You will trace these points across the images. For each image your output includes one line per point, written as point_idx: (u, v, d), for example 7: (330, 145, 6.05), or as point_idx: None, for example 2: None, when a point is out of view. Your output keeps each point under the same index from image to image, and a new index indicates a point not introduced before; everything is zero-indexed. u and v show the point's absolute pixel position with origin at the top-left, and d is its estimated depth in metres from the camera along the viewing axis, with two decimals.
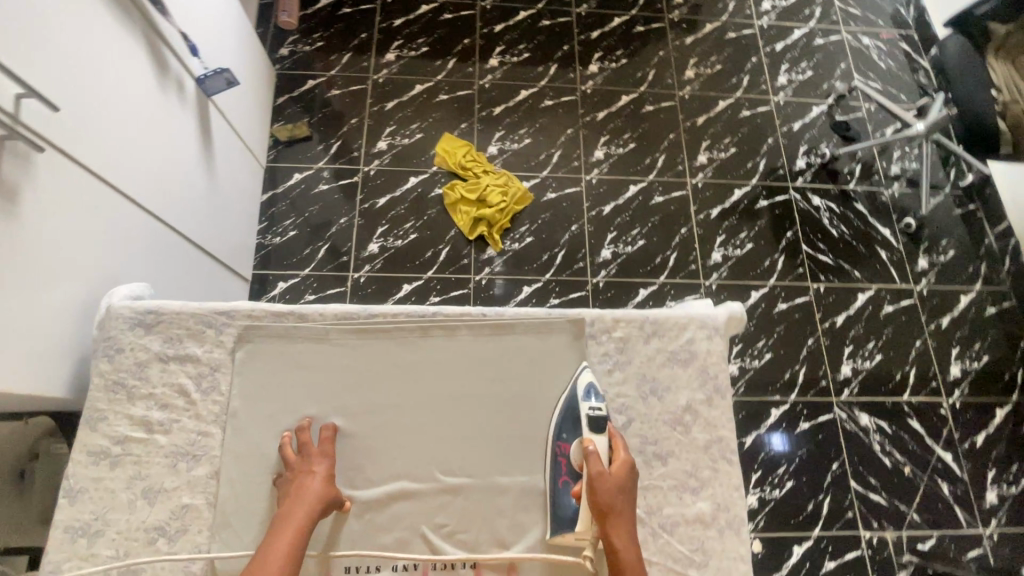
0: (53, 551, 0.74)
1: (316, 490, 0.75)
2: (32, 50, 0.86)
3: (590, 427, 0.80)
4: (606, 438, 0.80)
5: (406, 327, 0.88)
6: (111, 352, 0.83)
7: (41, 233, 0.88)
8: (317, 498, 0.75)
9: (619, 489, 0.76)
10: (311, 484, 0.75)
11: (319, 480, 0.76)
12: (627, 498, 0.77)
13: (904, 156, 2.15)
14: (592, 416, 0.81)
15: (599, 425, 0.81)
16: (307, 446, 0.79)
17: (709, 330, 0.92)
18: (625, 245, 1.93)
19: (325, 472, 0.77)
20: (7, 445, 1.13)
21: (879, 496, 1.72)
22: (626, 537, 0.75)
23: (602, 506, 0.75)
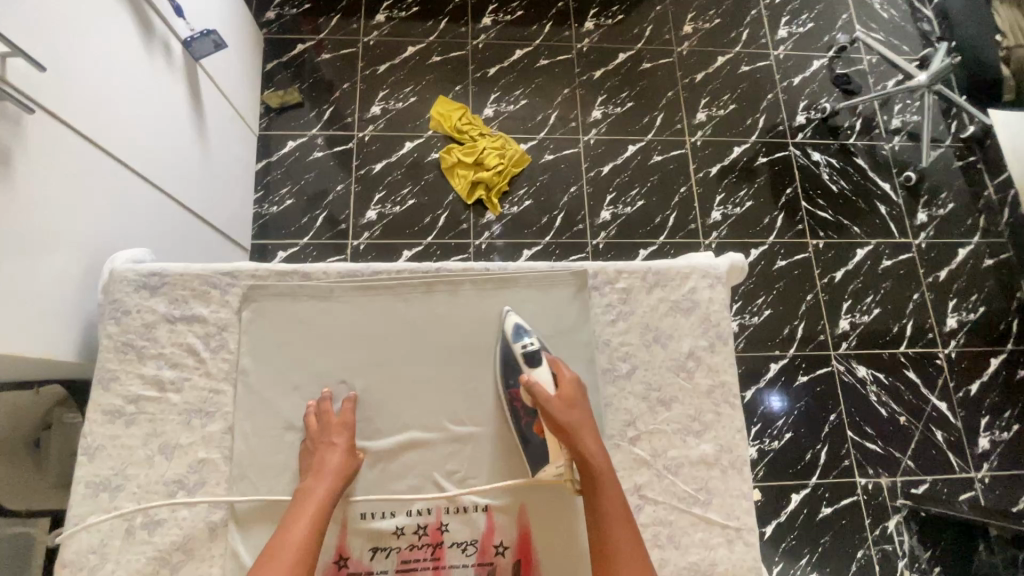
0: (76, 506, 0.76)
1: (336, 464, 0.76)
2: (13, 7, 0.83)
3: (528, 362, 0.82)
4: (545, 366, 0.82)
5: (410, 283, 0.89)
6: (118, 314, 0.84)
7: (35, 199, 0.87)
8: (338, 471, 0.76)
9: (568, 408, 0.78)
10: (332, 458, 0.77)
11: (339, 453, 0.77)
12: (582, 413, 0.79)
13: (905, 109, 2.12)
14: (528, 350, 0.82)
15: (538, 354, 0.82)
16: (326, 416, 0.80)
17: (710, 279, 0.93)
18: (625, 206, 1.92)
19: (346, 445, 0.78)
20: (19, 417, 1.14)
21: (875, 444, 1.76)
22: (592, 443, 0.76)
23: (558, 427, 0.77)
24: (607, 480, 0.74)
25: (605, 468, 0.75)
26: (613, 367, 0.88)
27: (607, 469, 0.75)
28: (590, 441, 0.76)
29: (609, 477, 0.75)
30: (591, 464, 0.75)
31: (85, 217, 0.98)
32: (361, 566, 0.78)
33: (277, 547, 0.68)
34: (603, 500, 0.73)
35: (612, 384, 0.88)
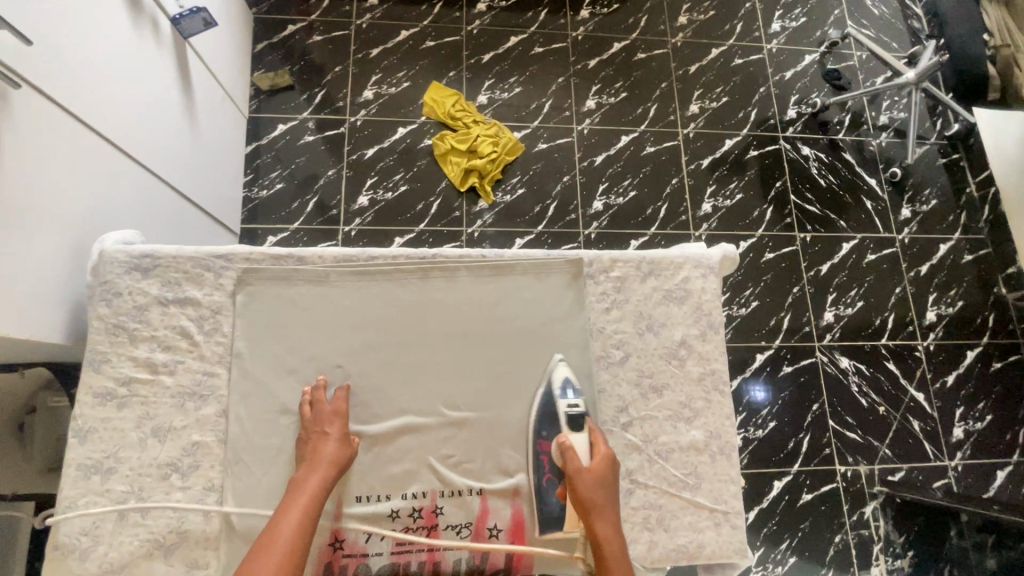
0: (66, 489, 0.75)
1: (331, 454, 0.76)
2: None
3: (568, 423, 0.81)
4: (585, 434, 0.81)
5: (406, 268, 0.89)
6: (108, 296, 0.82)
7: (20, 176, 0.84)
8: (333, 462, 0.76)
9: (599, 480, 0.77)
10: (328, 448, 0.77)
11: (333, 444, 0.77)
12: (608, 491, 0.77)
13: (893, 106, 2.16)
14: (570, 411, 0.82)
15: (580, 419, 0.82)
16: (321, 405, 0.79)
17: (703, 270, 0.95)
18: (617, 196, 1.93)
19: (338, 434, 0.78)
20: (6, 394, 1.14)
21: (855, 434, 1.81)
22: (607, 523, 0.75)
23: (582, 500, 0.76)
24: (613, 557, 0.74)
25: (615, 544, 0.74)
26: (607, 355, 0.90)
27: (616, 550, 0.74)
28: (609, 518, 0.76)
29: (617, 554, 0.74)
30: (601, 539, 0.74)
31: (73, 198, 0.96)
32: (356, 548, 0.79)
33: (272, 536, 0.68)
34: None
35: (606, 371, 0.89)
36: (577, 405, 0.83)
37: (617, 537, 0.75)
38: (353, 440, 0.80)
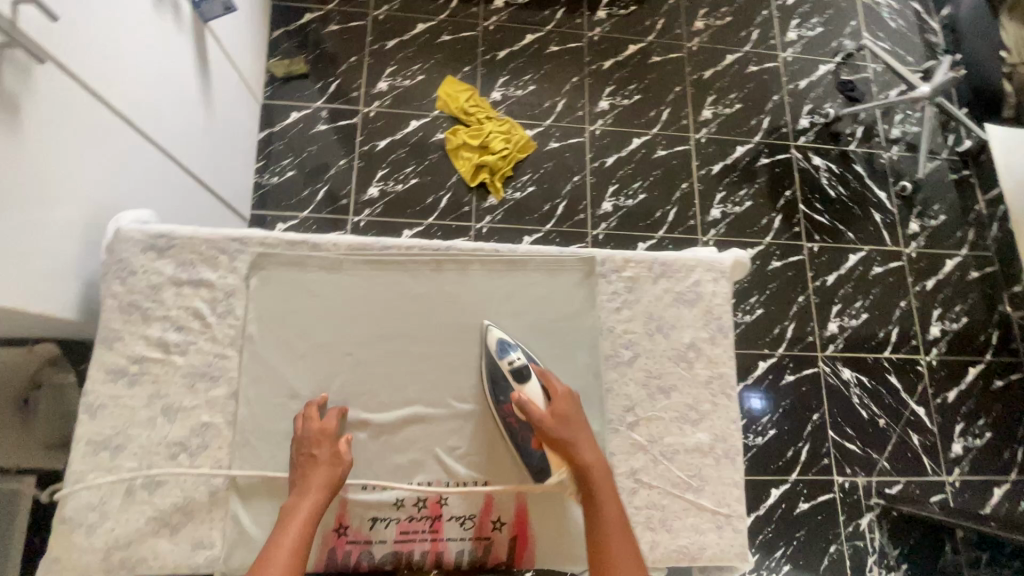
0: (75, 463, 0.76)
1: (325, 475, 0.73)
2: None
3: (514, 378, 0.81)
4: (534, 381, 0.82)
5: (420, 260, 0.89)
6: (123, 275, 0.83)
7: (39, 151, 0.84)
8: (325, 484, 0.73)
9: (563, 417, 0.79)
10: (320, 472, 0.74)
11: (323, 466, 0.74)
12: (576, 423, 0.79)
13: (906, 120, 2.16)
14: (516, 366, 0.82)
15: (524, 369, 0.82)
16: (312, 423, 0.77)
17: (715, 273, 0.95)
18: (627, 198, 1.93)
19: (328, 455, 0.75)
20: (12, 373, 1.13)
21: (854, 445, 1.81)
22: (589, 453, 0.77)
23: (556, 442, 0.77)
24: (603, 487, 0.75)
25: (601, 475, 0.76)
26: (616, 354, 0.90)
27: (604, 477, 0.76)
28: (587, 450, 0.77)
29: (605, 482, 0.76)
30: (585, 470, 0.76)
31: (89, 176, 0.96)
32: (360, 535, 0.79)
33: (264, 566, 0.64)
34: (602, 506, 0.74)
35: (614, 370, 0.89)
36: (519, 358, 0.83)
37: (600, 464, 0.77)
38: (344, 455, 0.76)
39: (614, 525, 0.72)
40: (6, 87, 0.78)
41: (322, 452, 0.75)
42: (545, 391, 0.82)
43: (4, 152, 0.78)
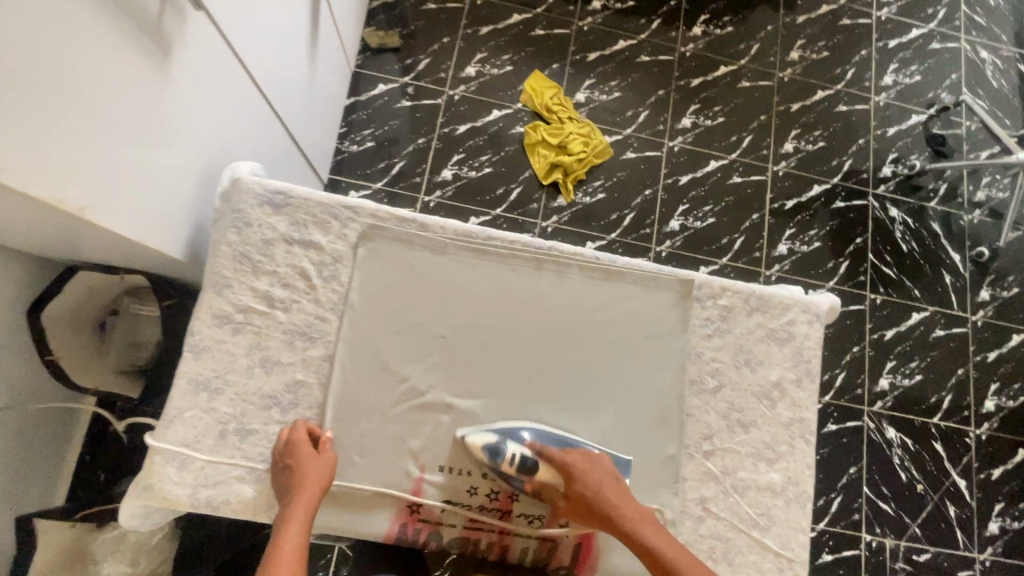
0: (176, 399, 0.79)
1: (316, 475, 0.74)
2: None
3: (521, 471, 0.79)
4: (539, 469, 0.80)
5: (521, 256, 0.90)
6: (239, 225, 0.85)
7: (176, 93, 0.87)
8: (314, 482, 0.74)
9: (581, 492, 0.78)
10: (305, 471, 0.74)
11: (309, 466, 0.75)
12: (606, 486, 0.78)
13: (993, 184, 2.09)
14: (519, 459, 0.79)
15: (528, 455, 0.80)
16: (285, 440, 0.77)
17: (810, 316, 0.94)
18: (695, 219, 1.91)
19: (312, 455, 0.76)
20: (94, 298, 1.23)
21: (887, 505, 1.78)
22: (630, 508, 0.78)
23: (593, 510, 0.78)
24: (649, 536, 0.76)
25: (647, 528, 0.76)
26: (701, 380, 0.89)
27: (649, 526, 0.77)
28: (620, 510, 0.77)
29: (650, 527, 0.76)
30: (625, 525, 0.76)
31: (212, 123, 0.98)
32: (431, 515, 0.81)
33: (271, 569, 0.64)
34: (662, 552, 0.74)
35: (697, 397, 0.89)
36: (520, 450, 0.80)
37: (642, 516, 0.77)
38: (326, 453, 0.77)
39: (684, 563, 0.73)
40: (164, 27, 0.81)
41: (307, 459, 0.75)
42: (551, 469, 0.80)
43: (150, 88, 0.81)
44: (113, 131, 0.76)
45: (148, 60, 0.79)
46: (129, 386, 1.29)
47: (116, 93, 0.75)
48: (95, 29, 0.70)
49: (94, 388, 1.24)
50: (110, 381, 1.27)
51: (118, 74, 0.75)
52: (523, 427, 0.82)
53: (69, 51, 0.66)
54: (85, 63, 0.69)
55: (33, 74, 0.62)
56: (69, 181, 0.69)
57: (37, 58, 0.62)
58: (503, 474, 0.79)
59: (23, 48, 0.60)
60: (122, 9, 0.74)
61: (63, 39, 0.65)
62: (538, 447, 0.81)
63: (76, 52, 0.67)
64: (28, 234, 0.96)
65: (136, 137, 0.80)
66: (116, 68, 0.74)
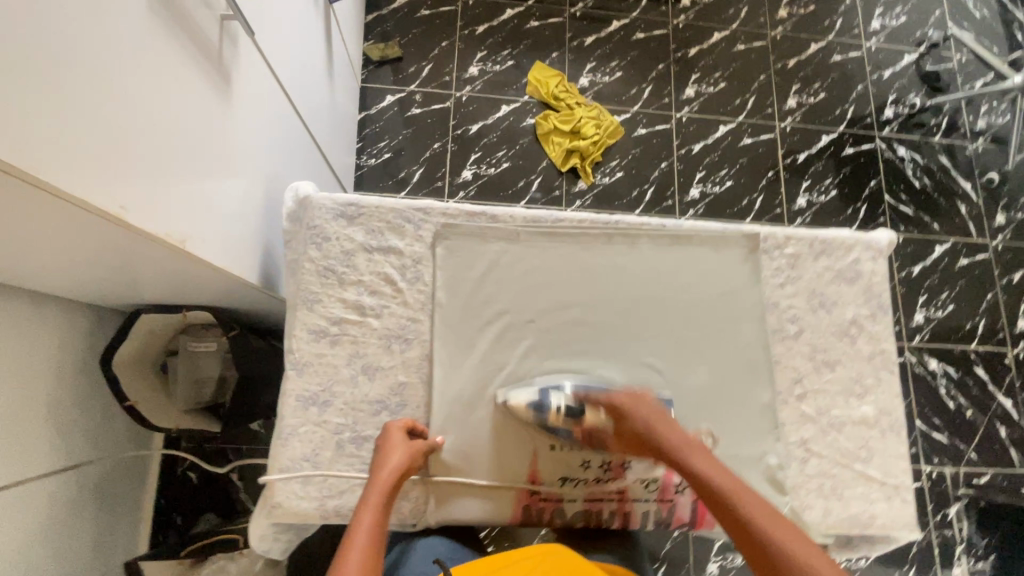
0: (287, 417, 0.80)
1: (392, 465, 0.73)
2: None
3: (568, 419, 0.81)
4: (588, 411, 0.81)
5: (591, 233, 0.91)
6: (318, 241, 0.87)
7: (238, 121, 0.89)
8: (393, 471, 0.73)
9: (632, 431, 0.77)
10: (387, 461, 0.74)
11: (392, 458, 0.74)
12: (660, 422, 0.77)
13: (992, 111, 2.13)
14: (564, 409, 0.81)
15: (571, 403, 0.81)
16: (382, 433, 0.79)
17: (873, 252, 0.97)
18: (714, 184, 1.94)
19: (395, 448, 0.75)
20: (152, 340, 1.23)
21: (941, 435, 1.82)
22: (687, 444, 0.74)
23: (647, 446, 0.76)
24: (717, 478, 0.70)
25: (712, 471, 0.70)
26: (781, 328, 0.92)
27: (704, 458, 0.72)
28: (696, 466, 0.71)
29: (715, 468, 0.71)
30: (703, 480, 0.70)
31: (265, 148, 1.00)
32: (552, 493, 0.83)
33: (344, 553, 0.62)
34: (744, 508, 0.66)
35: (781, 344, 0.91)
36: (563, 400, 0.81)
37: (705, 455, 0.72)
38: (410, 447, 0.76)
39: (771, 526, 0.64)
40: (224, 58, 0.83)
41: (389, 449, 0.75)
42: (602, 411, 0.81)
43: (217, 117, 0.83)
44: (197, 164, 0.79)
45: (216, 92, 0.82)
46: (205, 421, 1.35)
47: (196, 126, 0.78)
48: (171, 64, 0.72)
49: (177, 426, 1.32)
50: (185, 418, 1.32)
51: (196, 107, 0.77)
52: (563, 378, 0.84)
53: (155, 89, 0.69)
54: (166, 97, 0.71)
55: (127, 109, 0.64)
56: (171, 217, 0.72)
57: (128, 94, 0.64)
58: (549, 425, 0.81)
59: (122, 89, 0.63)
60: (194, 46, 0.77)
61: (147, 73, 0.67)
62: (583, 393, 0.82)
63: (161, 89, 0.70)
64: (103, 283, 0.98)
65: (211, 167, 0.82)
66: (195, 103, 0.77)
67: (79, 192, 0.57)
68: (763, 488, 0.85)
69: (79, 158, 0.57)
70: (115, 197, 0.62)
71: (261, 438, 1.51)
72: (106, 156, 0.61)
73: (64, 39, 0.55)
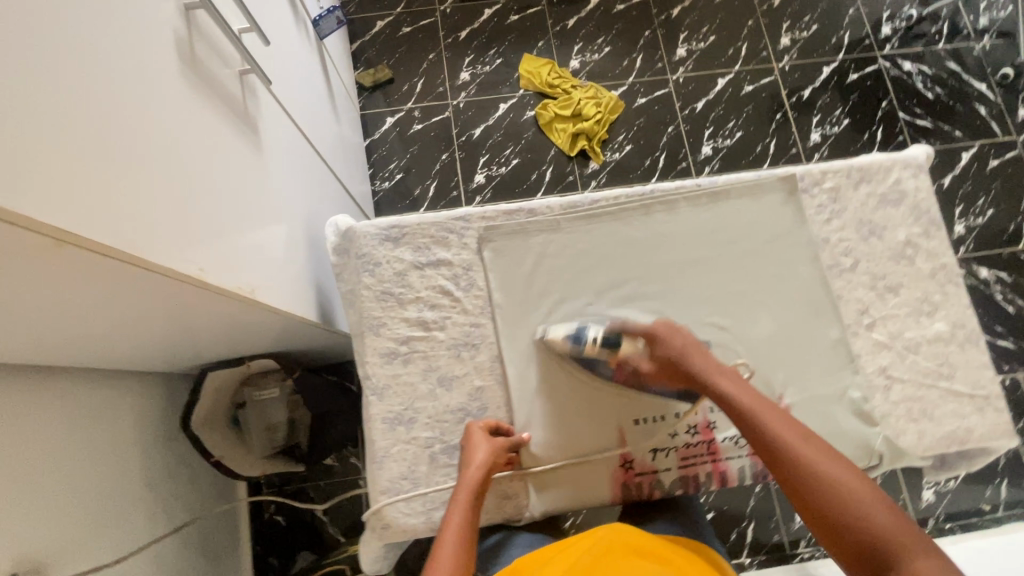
0: (378, 440, 0.83)
1: (478, 461, 0.77)
2: None
3: (606, 348, 0.83)
4: (625, 339, 0.83)
5: (629, 207, 0.92)
6: (370, 267, 0.89)
7: (271, 169, 0.93)
8: (478, 466, 0.76)
9: (666, 357, 0.80)
10: (473, 456, 0.78)
11: (478, 452, 0.78)
12: (699, 353, 0.79)
13: (992, 6, 2.07)
14: (601, 339, 0.83)
15: (608, 334, 0.84)
16: (466, 426, 0.82)
17: (913, 169, 0.95)
18: (724, 138, 1.93)
19: (480, 443, 0.79)
20: (219, 399, 1.27)
21: (1007, 341, 1.78)
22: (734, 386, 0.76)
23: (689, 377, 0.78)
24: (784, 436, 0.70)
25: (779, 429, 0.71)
26: (837, 263, 0.92)
27: (768, 411, 0.73)
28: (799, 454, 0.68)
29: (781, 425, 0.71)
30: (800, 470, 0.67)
31: (298, 190, 1.04)
32: (645, 467, 0.85)
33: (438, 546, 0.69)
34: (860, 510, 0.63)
35: (840, 279, 0.91)
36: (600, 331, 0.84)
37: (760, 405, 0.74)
38: (493, 441, 0.79)
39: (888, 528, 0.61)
40: (250, 111, 0.87)
41: (474, 444, 0.79)
42: (639, 341, 0.83)
43: (255, 169, 0.87)
44: (248, 217, 0.83)
45: (250, 145, 0.86)
46: (285, 462, 1.39)
47: (241, 181, 0.83)
48: (215, 127, 0.77)
49: (264, 473, 1.36)
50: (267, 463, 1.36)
51: (239, 164, 0.82)
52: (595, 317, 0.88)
53: (206, 154, 0.74)
54: (216, 160, 0.76)
55: (188, 178, 0.69)
56: (238, 272, 0.77)
57: (187, 164, 0.69)
58: (587, 357, 0.84)
59: (182, 160, 0.68)
60: (228, 106, 0.81)
61: (198, 141, 0.72)
62: (619, 324, 0.84)
63: (210, 154, 0.75)
64: (175, 350, 1.03)
65: (258, 217, 0.87)
66: (238, 160, 0.82)
67: (168, 262, 0.62)
68: (852, 423, 0.85)
69: (163, 231, 0.62)
70: (195, 261, 0.67)
71: (338, 472, 1.53)
72: (183, 227, 0.66)
73: (132, 125, 0.59)
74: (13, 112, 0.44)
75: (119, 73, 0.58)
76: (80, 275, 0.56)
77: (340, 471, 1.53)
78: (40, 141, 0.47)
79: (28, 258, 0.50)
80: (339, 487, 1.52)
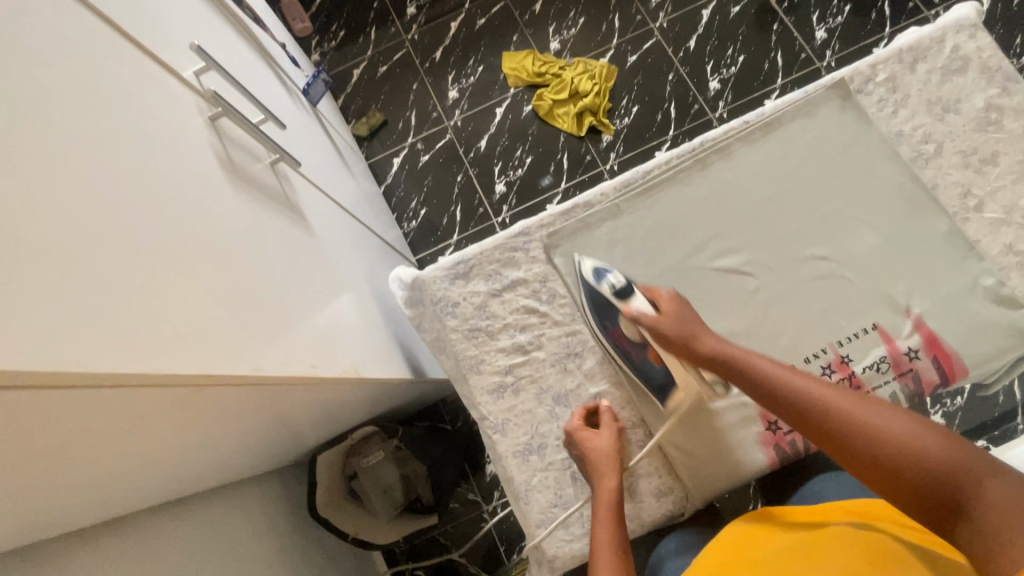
0: (517, 475, 0.82)
1: (608, 454, 0.76)
2: (241, 76, 0.89)
3: (621, 297, 0.83)
4: (639, 295, 0.83)
5: (685, 167, 0.88)
6: (450, 309, 0.88)
7: (327, 246, 0.94)
8: (611, 459, 0.76)
9: (660, 326, 0.79)
10: (602, 450, 0.77)
11: (607, 445, 0.77)
12: (693, 321, 0.79)
13: None
14: (618, 287, 0.84)
15: (626, 285, 0.84)
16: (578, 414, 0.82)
17: (969, 30, 0.88)
18: (728, 67, 1.85)
19: (607, 435, 0.78)
20: (332, 477, 1.27)
21: None
22: (733, 352, 0.75)
23: (684, 350, 0.78)
24: (807, 393, 0.67)
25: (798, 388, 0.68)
26: (920, 153, 0.86)
27: (782, 374, 0.70)
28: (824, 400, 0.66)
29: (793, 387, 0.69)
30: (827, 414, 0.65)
31: (353, 257, 1.05)
32: None
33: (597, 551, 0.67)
34: (916, 445, 0.58)
35: (929, 168, 0.85)
36: (620, 280, 0.84)
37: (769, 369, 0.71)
38: (616, 430, 0.79)
39: (947, 463, 0.56)
40: (293, 198, 0.88)
41: (596, 438, 0.78)
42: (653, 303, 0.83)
43: (316, 251, 0.89)
44: (324, 300, 0.85)
45: (306, 231, 0.88)
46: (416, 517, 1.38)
47: (309, 267, 0.84)
48: (275, 225, 0.79)
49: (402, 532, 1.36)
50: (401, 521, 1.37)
51: (303, 252, 0.83)
52: (610, 268, 0.86)
53: (275, 255, 0.75)
54: (285, 257, 0.78)
55: (268, 284, 0.71)
56: (337, 356, 0.79)
57: (263, 272, 0.71)
58: (599, 297, 0.85)
59: (258, 269, 0.70)
60: (277, 200, 0.82)
61: (265, 244, 0.74)
62: (645, 287, 0.85)
63: (279, 254, 0.76)
64: (287, 444, 1.05)
65: (332, 297, 0.88)
66: (301, 249, 0.84)
67: (277, 371, 0.64)
68: (992, 311, 0.79)
69: (265, 343, 0.64)
70: (300, 361, 0.69)
71: (460, 512, 1.54)
72: (278, 333, 0.68)
73: (212, 253, 0.61)
74: (104, 279, 0.46)
75: (187, 207, 0.60)
76: (210, 409, 0.58)
77: (462, 511, 1.54)
78: (148, 301, 0.49)
79: (173, 410, 0.53)
80: (468, 525, 1.53)
